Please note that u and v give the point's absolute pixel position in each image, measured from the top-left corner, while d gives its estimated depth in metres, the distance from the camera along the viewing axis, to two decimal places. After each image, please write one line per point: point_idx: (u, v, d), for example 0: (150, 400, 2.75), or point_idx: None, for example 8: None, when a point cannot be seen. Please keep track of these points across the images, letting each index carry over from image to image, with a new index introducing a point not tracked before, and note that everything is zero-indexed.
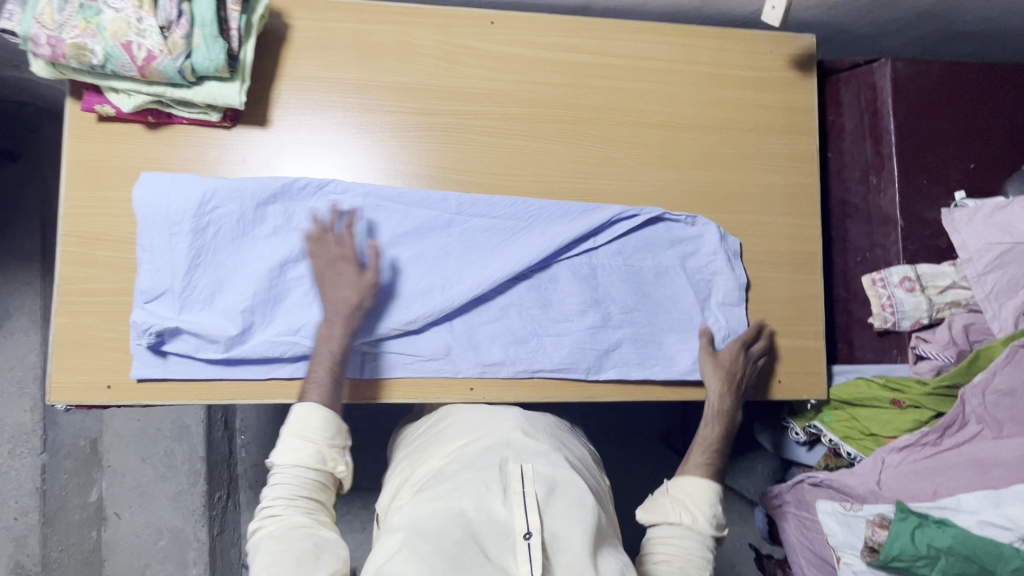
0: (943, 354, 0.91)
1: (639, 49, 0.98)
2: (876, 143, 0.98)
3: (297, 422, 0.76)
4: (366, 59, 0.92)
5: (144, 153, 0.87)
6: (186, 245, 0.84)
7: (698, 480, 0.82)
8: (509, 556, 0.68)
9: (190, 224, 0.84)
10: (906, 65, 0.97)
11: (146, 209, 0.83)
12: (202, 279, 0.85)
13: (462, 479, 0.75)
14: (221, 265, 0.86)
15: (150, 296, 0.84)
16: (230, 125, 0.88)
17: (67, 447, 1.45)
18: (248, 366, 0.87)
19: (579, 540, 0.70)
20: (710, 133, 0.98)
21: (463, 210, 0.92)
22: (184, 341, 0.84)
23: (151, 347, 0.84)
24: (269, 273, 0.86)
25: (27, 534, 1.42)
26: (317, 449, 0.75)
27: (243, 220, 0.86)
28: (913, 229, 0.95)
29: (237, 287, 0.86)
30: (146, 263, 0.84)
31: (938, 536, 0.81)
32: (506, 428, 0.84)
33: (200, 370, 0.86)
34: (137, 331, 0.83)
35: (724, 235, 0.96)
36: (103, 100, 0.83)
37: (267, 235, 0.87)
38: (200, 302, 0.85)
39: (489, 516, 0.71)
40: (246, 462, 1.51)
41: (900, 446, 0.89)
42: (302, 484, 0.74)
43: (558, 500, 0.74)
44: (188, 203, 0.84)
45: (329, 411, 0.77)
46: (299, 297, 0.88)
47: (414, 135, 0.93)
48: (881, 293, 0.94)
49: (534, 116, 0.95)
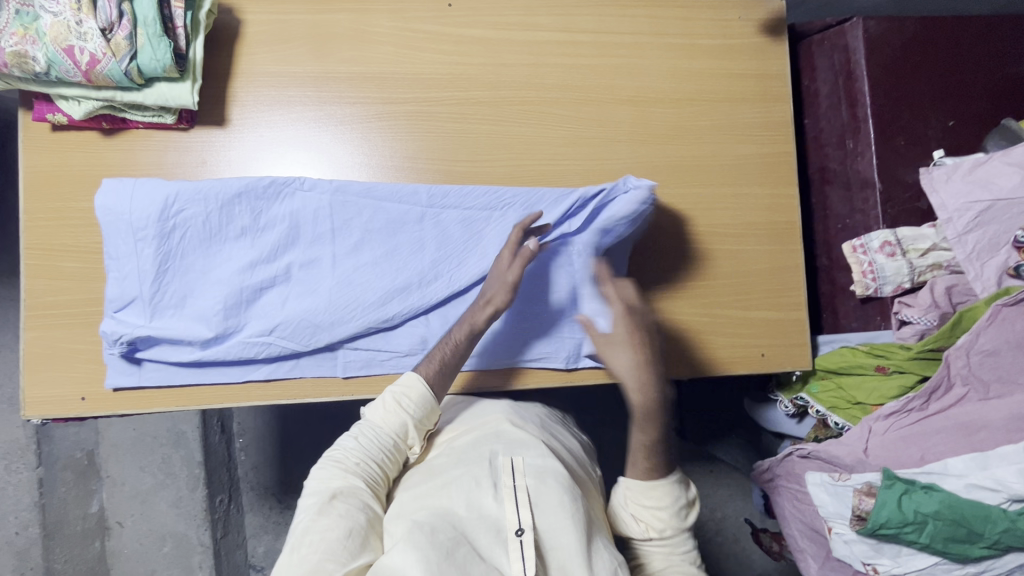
0: (925, 318, 0.90)
1: (604, 24, 0.95)
2: (851, 106, 0.95)
3: (401, 387, 0.80)
4: (322, 50, 0.90)
5: (101, 160, 0.85)
6: (152, 251, 0.83)
7: (649, 486, 0.74)
8: (502, 552, 0.68)
9: (155, 230, 0.82)
10: (879, 22, 0.94)
11: (108, 215, 0.82)
12: (172, 284, 0.84)
13: (453, 476, 0.76)
14: (191, 270, 0.85)
15: (120, 304, 0.83)
16: (187, 126, 0.87)
17: (63, 459, 1.44)
18: (224, 369, 0.86)
19: (568, 536, 0.69)
20: (680, 106, 0.96)
21: (434, 202, 0.89)
22: (157, 347, 0.84)
23: (124, 356, 0.83)
24: (239, 275, 0.85)
25: (30, 547, 1.41)
26: (404, 421, 0.79)
27: (210, 222, 0.84)
28: (892, 191, 0.93)
29: (208, 291, 0.85)
30: (113, 271, 0.82)
31: (925, 502, 0.80)
32: (497, 421, 0.86)
33: (175, 375, 0.85)
34: (108, 341, 0.82)
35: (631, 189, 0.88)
36: (54, 109, 0.81)
37: (235, 237, 0.86)
38: (171, 308, 0.84)
39: (480, 512, 0.71)
40: (246, 465, 1.51)
41: (886, 413, 0.88)
42: (380, 446, 0.78)
43: (551, 492, 0.73)
44: (151, 207, 0.82)
45: (432, 393, 0.80)
46: (272, 298, 0.86)
47: (377, 126, 0.91)
48: (861, 259, 0.92)
49: (500, 99, 0.93)
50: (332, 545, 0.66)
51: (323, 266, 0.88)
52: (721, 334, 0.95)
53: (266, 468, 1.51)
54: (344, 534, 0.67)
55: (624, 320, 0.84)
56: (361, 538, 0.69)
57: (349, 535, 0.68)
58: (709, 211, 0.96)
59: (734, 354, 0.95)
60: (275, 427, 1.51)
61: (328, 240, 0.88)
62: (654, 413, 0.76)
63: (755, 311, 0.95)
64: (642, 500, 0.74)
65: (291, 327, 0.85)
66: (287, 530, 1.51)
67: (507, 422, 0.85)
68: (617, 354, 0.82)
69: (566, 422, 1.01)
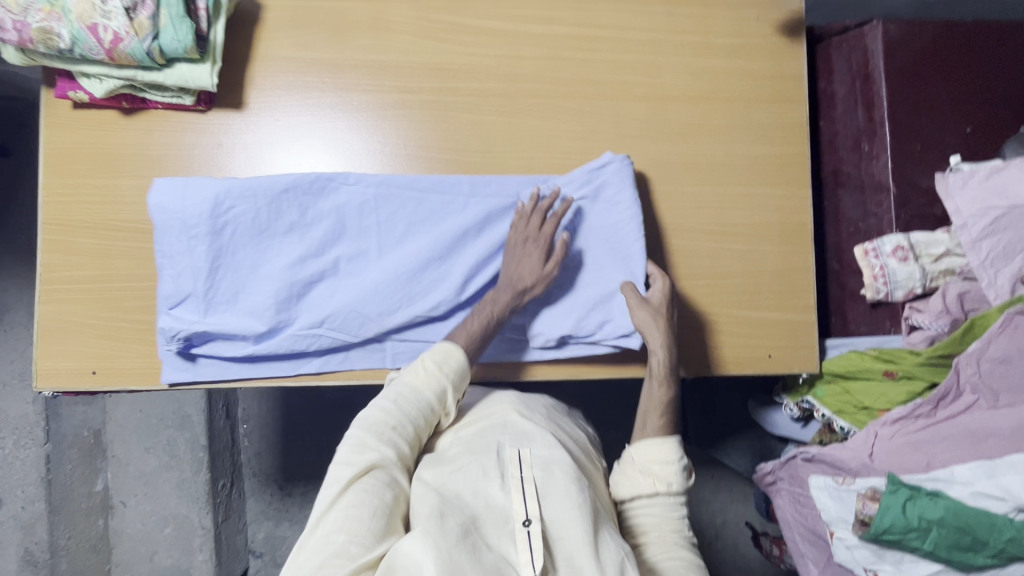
0: (935, 323, 0.89)
1: (621, 19, 0.95)
2: (868, 109, 0.95)
3: (441, 363, 0.80)
4: (340, 37, 0.90)
5: (119, 138, 0.86)
6: (205, 248, 0.84)
7: (660, 440, 0.81)
8: (508, 541, 0.69)
9: (207, 226, 0.83)
10: (899, 26, 0.93)
11: (161, 214, 0.83)
12: (224, 281, 0.85)
13: (461, 465, 0.77)
14: (242, 265, 0.86)
15: (175, 301, 0.84)
16: (205, 108, 0.88)
17: (69, 437, 1.47)
18: (276, 362, 0.88)
19: (578, 527, 0.70)
20: (695, 104, 0.96)
21: (476, 192, 0.90)
22: (212, 343, 0.85)
23: (180, 352, 0.85)
24: (290, 270, 0.86)
25: (35, 522, 1.45)
26: (436, 398, 0.79)
27: (261, 217, 0.85)
28: (906, 196, 0.93)
29: (258, 286, 0.85)
30: (168, 269, 0.83)
31: (930, 508, 0.79)
32: (504, 412, 0.87)
33: (230, 370, 0.87)
34: (165, 337, 0.83)
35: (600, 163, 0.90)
36: (75, 86, 0.82)
37: (284, 231, 0.86)
38: (223, 303, 0.85)
39: (487, 501, 0.73)
40: (249, 451, 1.53)
41: (894, 418, 0.88)
42: (413, 419, 0.77)
43: (558, 484, 0.75)
44: (203, 203, 0.83)
45: (467, 362, 0.82)
46: (322, 292, 0.87)
47: (391, 114, 0.91)
48: (873, 263, 0.91)
49: (515, 92, 0.93)
50: (355, 527, 0.66)
51: (371, 258, 0.89)
52: (730, 333, 0.94)
53: (269, 454, 1.52)
54: (372, 513, 0.67)
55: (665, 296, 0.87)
56: (386, 515, 0.69)
57: (373, 515, 0.68)
58: (721, 211, 0.95)
59: (742, 355, 0.94)
60: (279, 413, 1.53)
61: (373, 232, 0.89)
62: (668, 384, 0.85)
63: (764, 311, 0.95)
64: (654, 456, 0.80)
65: (339, 319, 0.86)
66: (288, 517, 1.52)
67: (514, 412, 0.86)
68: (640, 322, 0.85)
69: (572, 415, 1.01)
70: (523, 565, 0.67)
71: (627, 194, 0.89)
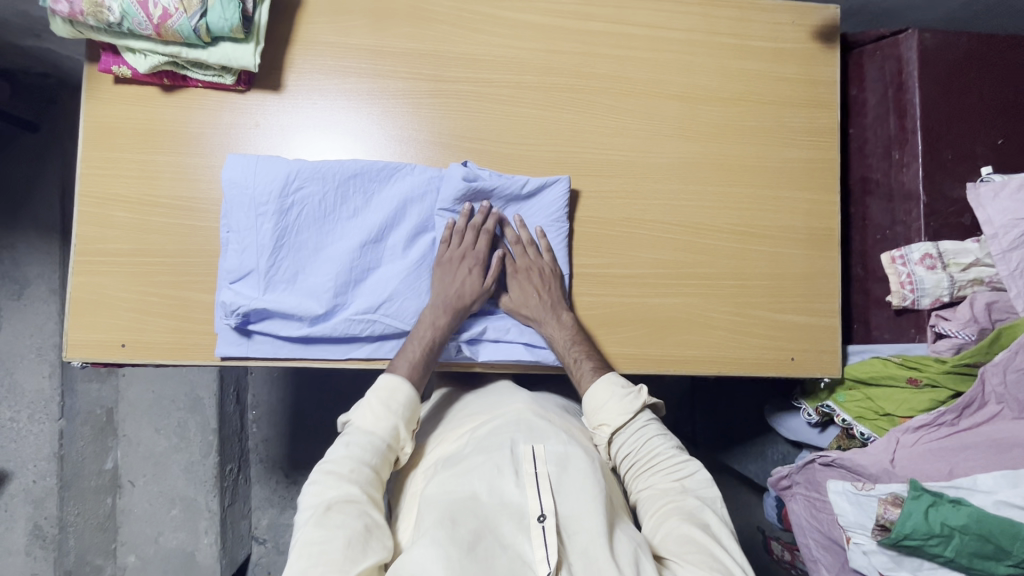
0: (963, 332, 0.88)
1: (659, 19, 0.96)
2: (899, 117, 0.95)
3: (386, 390, 0.81)
4: (380, 24, 0.91)
5: (158, 114, 0.87)
6: (271, 226, 0.85)
7: (591, 393, 0.86)
8: (524, 538, 0.71)
9: (275, 205, 0.85)
10: (934, 35, 0.94)
11: (233, 189, 0.84)
12: (286, 260, 0.86)
13: (474, 463, 0.77)
14: (303, 246, 0.87)
15: (236, 276, 0.85)
16: (244, 89, 0.88)
17: (82, 414, 1.46)
18: (327, 345, 0.88)
19: (592, 523, 0.72)
20: (728, 106, 0.96)
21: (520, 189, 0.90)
22: (270, 320, 0.86)
23: (236, 327, 0.85)
24: (351, 255, 0.87)
25: (46, 497, 1.44)
26: (395, 423, 0.81)
27: (326, 202, 0.87)
28: (935, 205, 0.93)
29: (319, 268, 0.87)
30: (234, 244, 0.85)
31: (953, 515, 0.79)
32: (518, 411, 0.85)
33: (282, 349, 0.88)
34: (224, 311, 0.84)
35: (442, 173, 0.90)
36: (119, 61, 0.83)
37: (344, 218, 0.88)
38: (283, 283, 0.86)
39: (502, 498, 0.74)
40: (258, 437, 1.55)
41: (916, 426, 0.88)
42: (369, 456, 0.77)
43: (574, 481, 0.76)
44: (274, 182, 0.85)
45: (414, 390, 0.83)
46: (378, 278, 0.89)
47: (426, 102, 0.92)
48: (900, 271, 0.92)
49: (550, 86, 0.94)
50: (332, 557, 0.67)
51: (427, 249, 0.90)
52: (753, 334, 0.95)
53: (279, 440, 1.54)
54: (343, 545, 0.68)
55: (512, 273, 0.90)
56: (361, 544, 0.69)
57: (348, 545, 0.68)
58: (748, 212, 0.96)
59: (764, 356, 0.95)
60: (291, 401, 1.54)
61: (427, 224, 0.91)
62: (574, 334, 0.89)
63: (787, 314, 0.95)
64: (595, 406, 0.86)
65: (395, 306, 0.88)
66: (292, 505, 1.55)
67: (529, 412, 0.85)
68: (521, 307, 0.90)
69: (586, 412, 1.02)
70: (539, 561, 0.68)
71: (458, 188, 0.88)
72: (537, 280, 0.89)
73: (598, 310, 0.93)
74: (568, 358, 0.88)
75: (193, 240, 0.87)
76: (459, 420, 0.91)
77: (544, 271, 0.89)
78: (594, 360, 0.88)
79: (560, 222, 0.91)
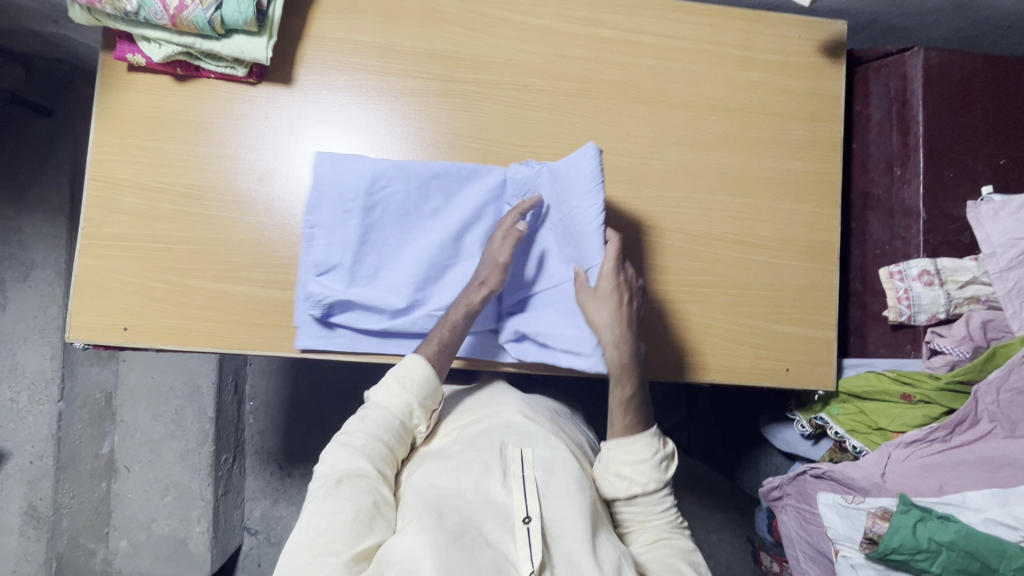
0: (957, 349, 0.89)
1: (666, 28, 0.97)
2: (902, 134, 0.96)
3: (404, 370, 0.82)
4: (392, 24, 0.92)
5: (170, 103, 0.88)
6: (357, 222, 0.88)
7: (628, 440, 0.81)
8: (508, 538, 0.71)
9: (361, 201, 0.87)
10: (939, 54, 0.94)
11: (322, 185, 0.86)
12: (369, 256, 0.89)
13: (463, 459, 0.79)
14: (386, 244, 0.90)
15: (323, 269, 0.87)
16: (256, 82, 0.90)
17: (82, 397, 1.48)
18: (403, 339, 0.91)
19: (577, 527, 0.73)
20: (732, 116, 0.97)
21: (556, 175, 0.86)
22: (351, 313, 0.89)
23: (319, 318, 0.88)
24: (433, 253, 0.90)
25: (41, 478, 1.46)
26: (408, 403, 0.82)
27: (409, 201, 0.89)
28: (935, 222, 0.93)
29: (401, 264, 0.90)
30: (321, 238, 0.87)
31: (941, 531, 0.79)
32: (507, 413, 0.87)
33: (362, 341, 0.91)
34: (309, 302, 0.87)
35: (514, 168, 0.90)
36: (134, 50, 0.85)
37: (426, 215, 0.91)
38: (365, 278, 0.89)
39: (488, 497, 0.74)
40: (253, 428, 1.56)
41: (906, 441, 0.88)
42: (383, 433, 0.79)
43: (559, 485, 0.77)
44: (360, 181, 0.86)
45: (434, 372, 0.83)
46: (457, 276, 0.91)
47: (434, 101, 0.93)
48: (897, 285, 0.92)
49: (557, 90, 0.95)
50: (338, 529, 0.68)
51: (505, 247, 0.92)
52: (749, 343, 0.95)
53: (274, 431, 1.56)
54: (350, 518, 0.69)
55: (614, 274, 0.82)
56: (368, 519, 0.71)
57: (355, 518, 0.70)
58: (748, 222, 0.97)
59: (760, 366, 0.95)
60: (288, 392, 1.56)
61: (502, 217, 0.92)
62: (636, 367, 0.83)
63: (785, 325, 0.96)
64: (625, 459, 0.81)
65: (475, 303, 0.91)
66: (285, 497, 1.56)
67: (518, 414, 0.87)
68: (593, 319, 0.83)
69: (575, 419, 1.03)
70: (523, 561, 0.69)
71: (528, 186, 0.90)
72: (624, 296, 0.83)
73: None
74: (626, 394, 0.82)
75: (199, 228, 0.88)
76: (449, 420, 0.92)
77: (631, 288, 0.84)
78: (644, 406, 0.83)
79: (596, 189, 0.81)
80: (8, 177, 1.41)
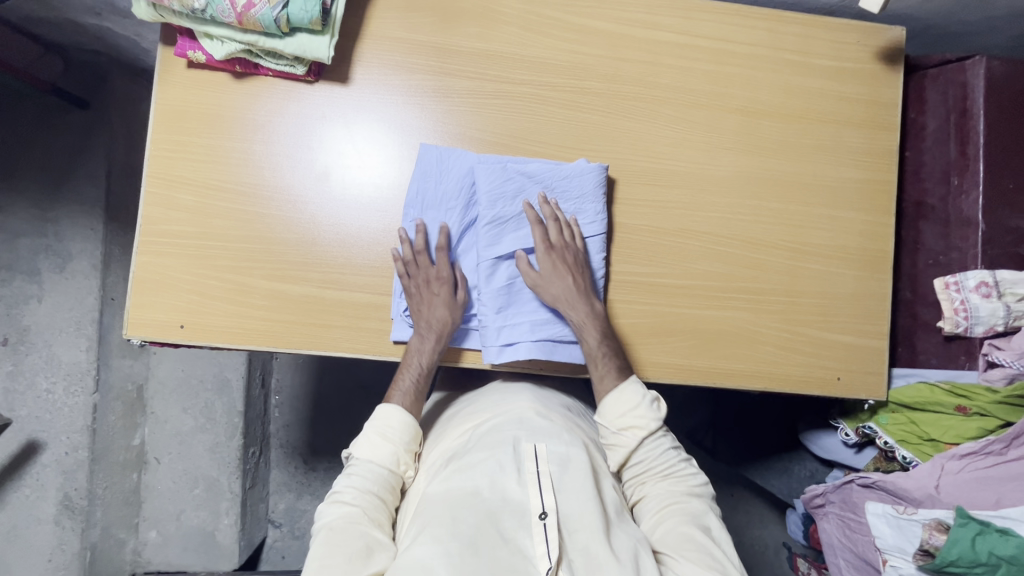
0: (1017, 362, 0.88)
1: (724, 31, 0.96)
2: (961, 143, 0.95)
3: (381, 421, 0.85)
4: (448, 23, 0.92)
5: (228, 100, 0.88)
6: (459, 217, 0.91)
7: (617, 392, 0.86)
8: (526, 534, 0.71)
9: (464, 198, 0.90)
10: (1002, 63, 0.93)
11: (432, 171, 0.90)
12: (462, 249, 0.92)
13: (477, 458, 0.78)
14: (470, 245, 0.92)
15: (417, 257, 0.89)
16: (313, 80, 0.89)
17: (116, 389, 1.46)
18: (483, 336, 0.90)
19: (591, 520, 0.73)
20: (788, 122, 0.97)
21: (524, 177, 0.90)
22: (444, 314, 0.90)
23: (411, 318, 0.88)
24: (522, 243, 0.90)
25: (76, 470, 1.40)
26: (394, 449, 0.84)
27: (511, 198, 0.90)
28: (994, 233, 0.93)
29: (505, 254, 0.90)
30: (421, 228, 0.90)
31: (1001, 545, 0.80)
32: (522, 408, 0.86)
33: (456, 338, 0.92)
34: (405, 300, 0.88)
35: (601, 167, 0.90)
36: (195, 47, 0.85)
37: (516, 213, 0.91)
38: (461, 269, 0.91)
39: (504, 494, 0.74)
40: (279, 422, 1.58)
41: (962, 453, 0.89)
42: (373, 483, 0.81)
43: (573, 480, 0.77)
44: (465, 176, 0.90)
45: (410, 416, 0.86)
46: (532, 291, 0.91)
47: (490, 103, 0.92)
48: (954, 297, 0.93)
49: (612, 93, 0.94)
50: (331, 573, 0.69)
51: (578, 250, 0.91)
52: (800, 351, 0.95)
53: (300, 427, 1.57)
54: (342, 562, 0.70)
55: (547, 249, 0.88)
56: (361, 560, 0.71)
57: (348, 562, 0.70)
58: (802, 229, 0.96)
59: (812, 374, 0.95)
60: (313, 387, 1.57)
61: (581, 208, 0.91)
62: (597, 325, 0.88)
63: (837, 334, 0.95)
64: (619, 411, 0.85)
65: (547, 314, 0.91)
66: (309, 491, 1.57)
67: (531, 410, 0.86)
68: (548, 285, 0.88)
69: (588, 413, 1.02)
70: (540, 557, 0.69)
71: (594, 190, 0.90)
72: (571, 262, 0.88)
73: (648, 319, 0.93)
74: (591, 351, 0.87)
75: (255, 226, 0.88)
76: (460, 419, 0.92)
77: (577, 256, 0.89)
78: (616, 360, 0.88)
79: (600, 207, 0.91)
80: (47, 169, 1.40)
